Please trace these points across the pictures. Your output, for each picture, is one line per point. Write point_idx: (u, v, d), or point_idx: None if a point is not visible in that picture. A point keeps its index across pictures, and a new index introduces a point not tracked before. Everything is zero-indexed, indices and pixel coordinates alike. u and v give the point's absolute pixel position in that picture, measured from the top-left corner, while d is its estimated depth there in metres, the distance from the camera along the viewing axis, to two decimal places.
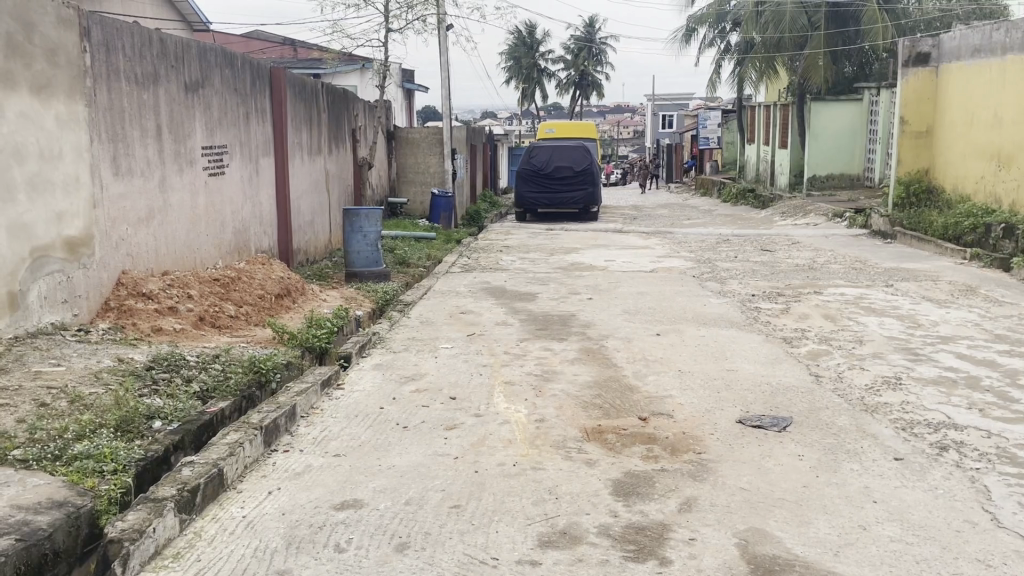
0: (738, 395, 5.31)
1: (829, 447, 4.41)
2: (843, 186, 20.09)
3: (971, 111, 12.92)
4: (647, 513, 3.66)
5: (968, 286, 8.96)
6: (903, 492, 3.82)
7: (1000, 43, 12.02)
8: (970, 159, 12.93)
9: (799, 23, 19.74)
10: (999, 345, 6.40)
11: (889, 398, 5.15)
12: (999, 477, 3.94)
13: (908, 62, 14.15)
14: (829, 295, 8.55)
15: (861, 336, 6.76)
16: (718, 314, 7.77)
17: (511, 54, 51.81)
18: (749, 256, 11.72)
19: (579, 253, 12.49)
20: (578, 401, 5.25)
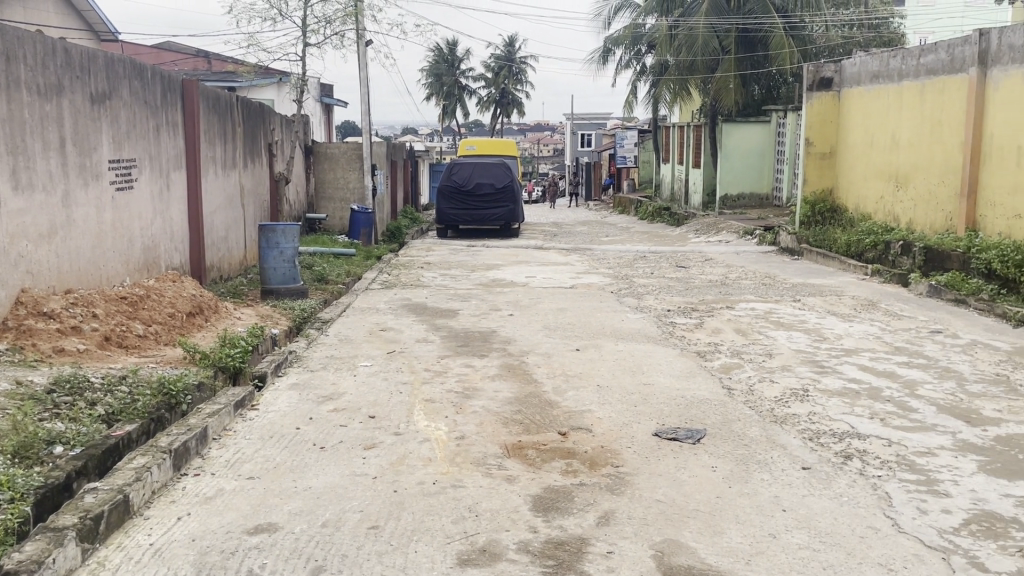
0: (656, 409, 5.41)
1: (741, 458, 4.54)
2: (753, 206, 20.75)
3: (871, 133, 13.56)
4: (566, 527, 3.69)
5: (869, 301, 9.38)
6: (811, 500, 3.96)
7: (898, 69, 12.67)
8: (869, 179, 13.60)
9: (710, 47, 20.28)
10: (898, 357, 6.72)
11: (797, 410, 5.33)
12: (899, 484, 4.12)
13: (812, 86, 14.78)
14: (740, 310, 8.82)
15: (770, 349, 7.00)
16: (635, 329, 7.90)
17: (432, 71, 51.89)
18: (665, 272, 12.02)
19: (500, 270, 12.53)
20: (498, 417, 5.26)
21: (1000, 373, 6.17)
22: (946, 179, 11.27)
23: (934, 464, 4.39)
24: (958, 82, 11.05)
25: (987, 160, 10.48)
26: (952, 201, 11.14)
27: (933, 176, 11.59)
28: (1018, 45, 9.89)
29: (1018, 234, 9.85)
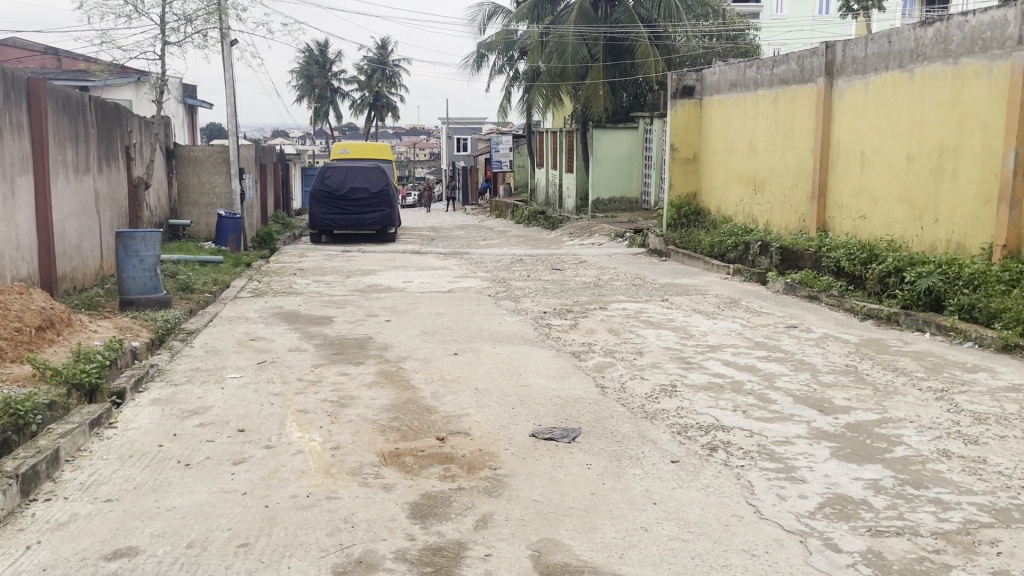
0: (533, 410, 5.48)
1: (614, 454, 4.66)
2: (623, 209, 21.42)
3: (730, 139, 14.25)
4: (444, 533, 3.68)
5: (731, 299, 9.85)
6: (679, 492, 4.11)
7: (754, 78, 13.37)
8: (730, 183, 14.29)
9: (580, 55, 20.74)
10: (758, 351, 7.09)
11: (666, 405, 5.54)
12: (760, 472, 4.34)
13: (676, 94, 15.40)
14: (613, 310, 9.07)
15: (641, 347, 7.23)
16: (512, 332, 7.98)
17: (302, 73, 50.66)
18: (541, 275, 12.22)
19: (376, 275, 12.38)
20: (374, 425, 5.19)
21: (849, 364, 6.61)
22: (799, 182, 11.98)
23: (792, 452, 4.65)
24: (809, 91, 11.76)
25: (835, 165, 11.21)
26: (805, 203, 11.86)
27: (788, 180, 12.30)
28: (860, 58, 10.63)
29: (863, 234, 10.60)
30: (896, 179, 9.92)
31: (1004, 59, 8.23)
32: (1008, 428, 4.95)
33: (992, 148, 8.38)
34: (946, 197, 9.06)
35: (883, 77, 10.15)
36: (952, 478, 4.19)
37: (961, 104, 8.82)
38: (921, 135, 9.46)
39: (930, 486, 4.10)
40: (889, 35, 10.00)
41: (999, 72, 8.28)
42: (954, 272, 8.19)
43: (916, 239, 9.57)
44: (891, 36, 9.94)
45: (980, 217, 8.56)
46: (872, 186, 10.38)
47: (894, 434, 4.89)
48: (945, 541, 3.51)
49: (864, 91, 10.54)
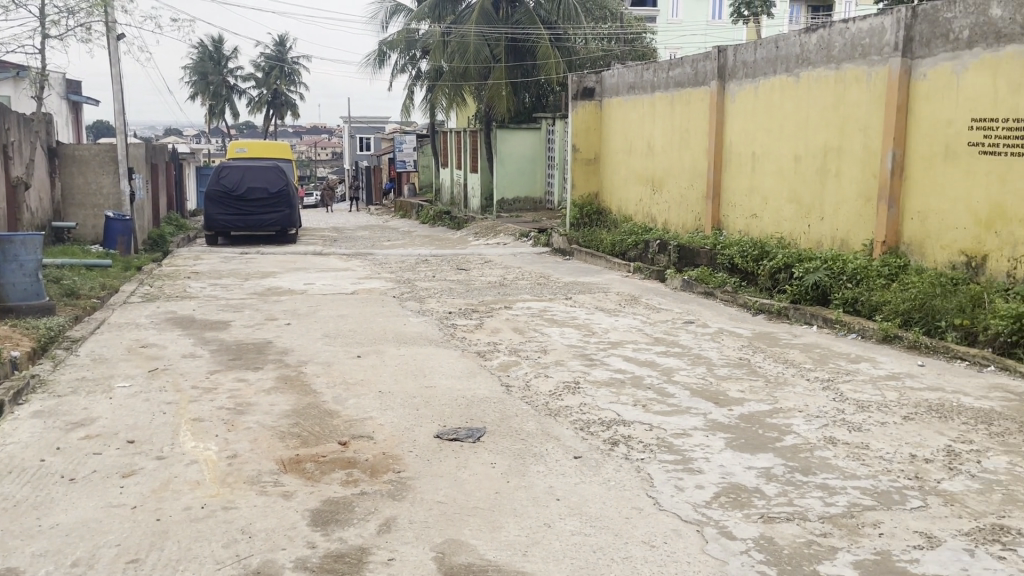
0: (437, 411, 5.45)
1: (518, 452, 4.69)
2: (528, 209, 21.54)
3: (629, 140, 14.56)
4: (346, 539, 3.62)
5: (632, 296, 10.07)
6: (582, 487, 4.17)
7: (650, 81, 13.70)
8: (630, 183, 14.60)
9: (482, 55, 20.81)
10: (658, 347, 7.27)
11: (569, 401, 5.61)
12: (660, 465, 4.45)
13: (576, 96, 15.64)
14: (517, 309, 9.13)
15: (545, 345, 7.30)
16: (417, 333, 7.93)
17: (196, 69, 48.93)
18: (445, 275, 12.18)
19: (276, 277, 12.07)
20: (273, 431, 5.06)
21: (742, 357, 6.86)
22: (695, 182, 12.36)
23: (689, 444, 4.79)
24: (702, 93, 12.13)
25: (728, 165, 11.61)
26: (700, 203, 12.23)
27: (684, 180, 12.67)
28: (749, 62, 11.03)
29: (755, 232, 11.01)
30: (785, 179, 10.35)
31: (881, 65, 8.69)
32: (888, 415, 5.24)
33: (872, 150, 8.85)
34: (831, 197, 9.51)
35: (772, 82, 10.56)
36: (837, 464, 4.40)
37: (843, 108, 9.27)
38: (807, 137, 9.90)
39: (817, 473, 4.29)
40: (777, 41, 10.41)
41: (877, 78, 8.75)
42: (838, 267, 8.61)
43: (804, 237, 10.01)
44: (778, 41, 10.36)
45: (861, 215, 9.03)
46: (763, 186, 10.79)
47: (784, 424, 5.10)
48: (832, 524, 3.68)
49: (754, 94, 10.95)
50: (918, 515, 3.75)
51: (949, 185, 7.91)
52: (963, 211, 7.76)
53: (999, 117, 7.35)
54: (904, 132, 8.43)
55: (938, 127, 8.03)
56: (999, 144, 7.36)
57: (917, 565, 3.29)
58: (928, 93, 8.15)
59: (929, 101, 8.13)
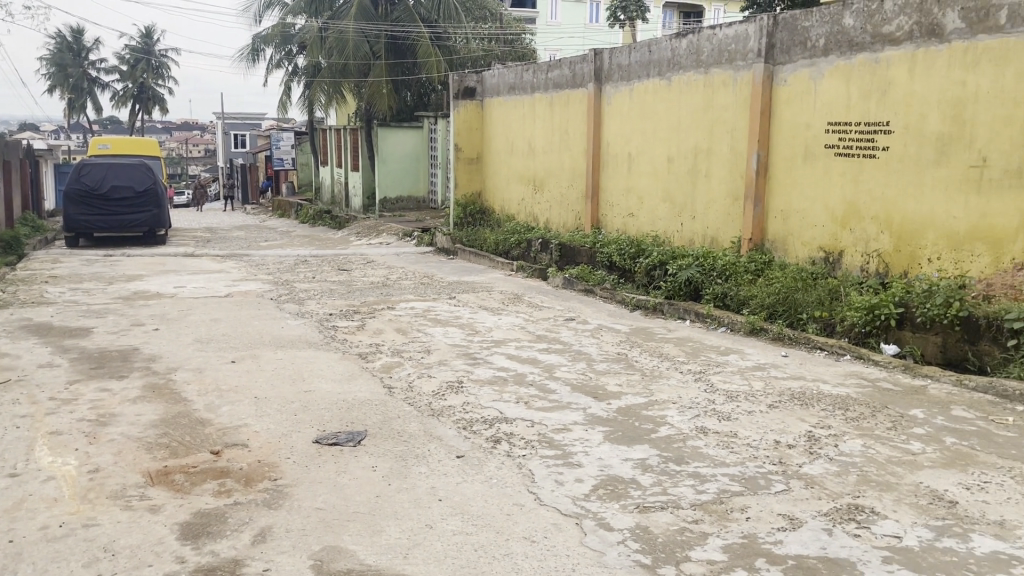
0: (316, 416, 5.33)
1: (400, 454, 4.64)
2: (410, 208, 21.39)
3: (511, 141, 14.68)
4: (218, 552, 3.48)
5: (515, 294, 10.15)
6: (464, 486, 4.17)
7: (530, 82, 13.86)
8: (512, 183, 14.73)
9: (361, 51, 20.63)
10: (540, 344, 7.36)
11: (452, 401, 5.59)
12: (541, 461, 4.50)
13: (458, 95, 15.65)
14: (400, 309, 9.04)
15: (428, 345, 7.26)
16: (295, 336, 7.72)
17: (52, 60, 45.91)
18: (326, 276, 11.91)
19: (144, 280, 11.47)
20: (139, 443, 4.80)
21: (620, 352, 7.04)
22: (575, 182, 12.60)
23: (569, 439, 4.87)
24: (581, 95, 12.37)
25: (606, 165, 11.89)
26: (580, 202, 12.48)
27: (565, 179, 12.89)
28: (624, 65, 11.33)
29: (632, 231, 11.32)
30: (660, 179, 10.69)
31: (746, 70, 9.11)
32: (755, 403, 5.49)
33: (738, 151, 9.26)
34: (702, 196, 9.88)
35: (646, 84, 10.88)
36: (708, 453, 4.58)
37: (712, 111, 9.66)
38: (680, 139, 10.26)
39: (689, 462, 4.45)
40: (650, 45, 10.73)
41: (743, 82, 9.16)
42: (709, 263, 8.96)
43: (678, 235, 10.37)
44: (651, 45, 10.68)
45: (730, 214, 9.43)
46: (639, 186, 11.11)
47: (659, 416, 5.26)
48: (703, 511, 3.83)
49: (630, 96, 11.25)
50: (782, 498, 3.95)
51: (809, 186, 8.37)
52: (822, 210, 8.24)
53: (852, 121, 7.84)
54: (768, 134, 8.86)
55: (798, 130, 8.48)
56: (853, 146, 7.85)
57: (781, 546, 3.46)
58: (789, 98, 8.60)
59: (790, 106, 8.58)
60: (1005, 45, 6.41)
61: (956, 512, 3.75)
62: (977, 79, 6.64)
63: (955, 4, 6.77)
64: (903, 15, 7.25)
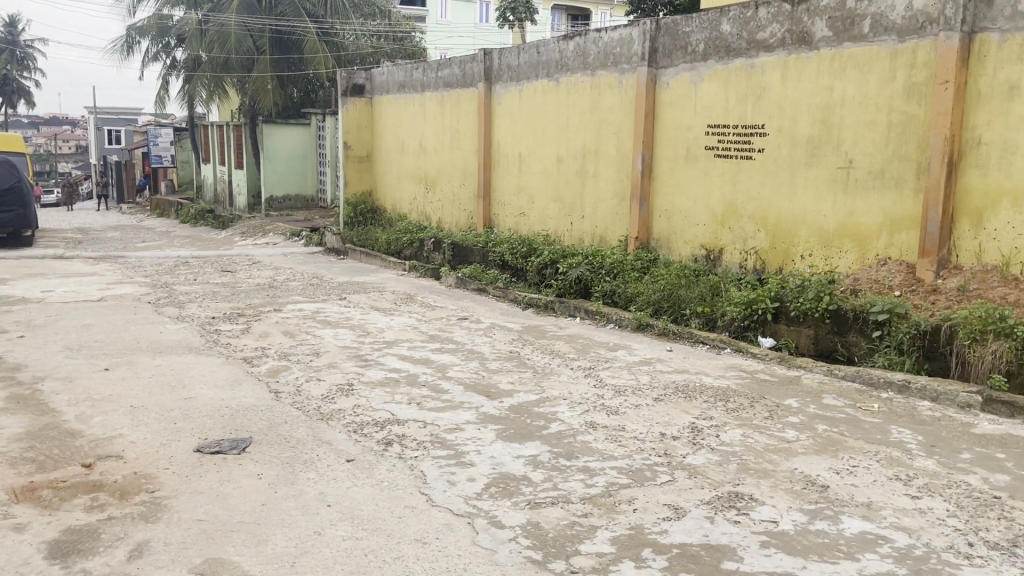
0: (197, 423, 5.12)
1: (287, 461, 4.52)
2: (298, 208, 20.90)
3: (401, 139, 14.56)
4: (90, 570, 3.29)
5: (407, 294, 10.06)
6: (354, 491, 4.10)
7: (420, 80, 13.78)
8: (403, 182, 14.60)
9: (245, 46, 19.93)
10: (432, 344, 7.31)
11: (342, 404, 5.49)
12: (433, 461, 4.47)
13: (346, 92, 15.38)
14: (287, 311, 8.82)
15: (317, 348, 7.10)
16: (176, 340, 7.39)
17: None
18: (209, 277, 11.48)
19: (8, 285, 10.74)
20: (1, 458, 4.49)
21: (512, 351, 7.09)
22: (466, 181, 12.61)
23: (462, 438, 4.86)
24: (471, 94, 12.40)
25: (496, 165, 11.95)
26: (472, 201, 12.50)
27: (456, 179, 12.89)
28: (513, 65, 11.42)
29: (523, 230, 11.43)
30: (549, 179, 10.83)
31: (631, 73, 9.35)
32: (642, 397, 5.64)
33: (624, 151, 9.50)
34: (591, 196, 10.08)
35: (535, 85, 11.00)
36: (597, 447, 4.67)
37: (599, 112, 9.86)
38: (568, 139, 10.43)
39: (579, 456, 4.53)
40: (538, 46, 10.86)
41: (627, 85, 9.40)
42: (598, 262, 9.15)
43: (568, 234, 10.53)
44: (539, 46, 10.81)
45: (618, 214, 9.66)
46: (529, 185, 11.22)
47: (550, 412, 5.32)
48: (592, 504, 3.90)
49: (519, 96, 11.35)
50: (667, 488, 4.07)
51: (691, 186, 8.66)
52: (703, 209, 8.54)
53: (730, 124, 8.16)
54: (653, 136, 9.12)
55: (680, 132, 8.77)
56: (731, 148, 8.17)
57: (666, 536, 3.56)
58: (671, 101, 8.88)
59: (673, 108, 8.86)
60: (868, 53, 6.82)
61: (828, 496, 3.96)
62: (843, 85, 7.03)
63: (822, 14, 7.15)
64: (775, 23, 7.60)
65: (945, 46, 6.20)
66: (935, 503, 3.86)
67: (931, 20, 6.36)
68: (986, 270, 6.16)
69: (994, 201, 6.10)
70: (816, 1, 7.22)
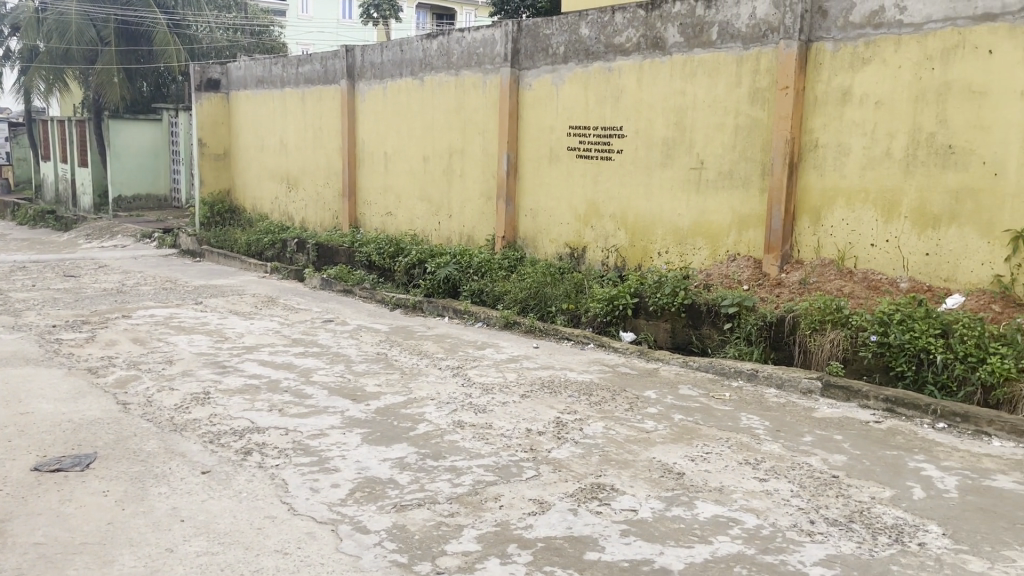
0: (35, 440, 4.75)
1: (136, 475, 4.27)
2: (150, 208, 19.88)
3: (261, 137, 14.07)
4: None
5: (269, 297, 9.74)
6: (210, 504, 3.92)
7: (280, 76, 13.37)
8: (264, 180, 14.13)
9: (87, 37, 18.89)
10: (295, 348, 7.11)
11: (197, 414, 5.24)
12: (294, 469, 4.34)
13: (200, 86, 14.65)
14: (138, 318, 8.34)
15: (170, 356, 6.75)
16: (10, 352, 6.84)
17: None
18: (50, 283, 10.70)
19: None
20: None
21: (379, 352, 7.00)
22: (331, 181, 12.35)
23: (325, 443, 4.75)
24: (333, 91, 12.14)
25: (362, 164, 11.77)
26: (337, 200, 12.25)
27: (320, 178, 12.60)
28: (376, 63, 11.26)
29: (390, 229, 11.31)
30: (415, 178, 10.77)
31: (494, 74, 9.42)
32: (509, 394, 5.70)
33: (489, 151, 9.56)
34: (457, 196, 10.09)
35: (399, 83, 10.90)
36: (464, 446, 4.68)
37: (464, 112, 9.88)
38: (433, 139, 10.39)
39: (446, 456, 4.52)
40: (402, 43, 10.76)
41: (491, 85, 9.47)
42: (465, 261, 9.17)
43: (435, 233, 10.50)
44: (402, 44, 10.72)
45: (484, 213, 9.72)
46: (396, 184, 11.12)
47: (417, 413, 5.28)
48: (458, 503, 3.90)
49: (383, 95, 11.20)
50: (532, 484, 4.12)
51: (554, 186, 8.83)
52: (567, 209, 8.72)
53: (591, 125, 8.37)
54: (517, 136, 9.23)
55: (543, 132, 8.92)
56: (592, 149, 8.38)
57: (531, 530, 3.61)
58: (533, 101, 9.01)
59: (535, 109, 9.00)
60: (717, 59, 7.16)
61: (683, 483, 4.13)
62: (694, 90, 7.35)
63: (674, 19, 7.44)
64: (631, 27, 7.84)
65: (785, 54, 6.59)
66: (780, 484, 4.10)
67: (772, 28, 6.74)
68: (824, 264, 6.60)
69: (830, 200, 6.54)
70: (668, 8, 7.50)
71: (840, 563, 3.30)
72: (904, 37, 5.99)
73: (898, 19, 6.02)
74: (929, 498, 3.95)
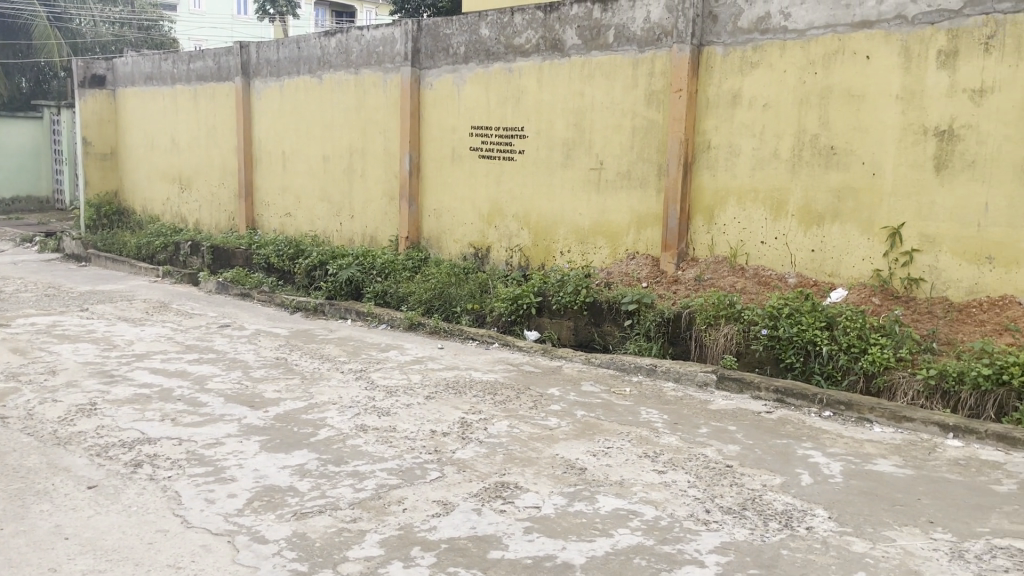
0: None
1: (15, 493, 4.03)
2: (31, 210, 18.74)
3: (151, 136, 13.52)
4: None
5: (161, 302, 9.36)
6: (97, 520, 3.74)
7: (170, 72, 12.87)
8: (155, 181, 13.57)
9: None
10: (189, 355, 6.85)
11: (83, 426, 4.99)
12: (188, 480, 4.19)
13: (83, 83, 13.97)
14: (17, 326, 7.87)
15: (53, 366, 6.40)
16: None
17: None
18: None
19: None
20: None
21: (278, 357, 6.83)
22: (227, 181, 11.98)
23: (221, 452, 4.61)
24: (227, 89, 11.78)
25: (259, 164, 11.46)
26: (233, 201, 11.89)
27: (214, 178, 12.20)
28: (273, 61, 10.99)
29: (289, 231, 11.05)
30: (315, 178, 10.56)
31: (394, 73, 9.34)
32: (413, 396, 5.65)
33: (391, 151, 9.48)
34: (358, 196, 9.96)
35: (296, 81, 10.67)
36: (367, 450, 4.62)
37: (364, 111, 9.76)
38: (333, 138, 10.22)
39: (349, 461, 4.45)
40: (298, 41, 10.53)
41: (391, 85, 9.39)
42: (368, 262, 9.06)
43: (337, 234, 10.33)
44: (299, 42, 10.50)
45: (386, 213, 9.63)
46: (295, 184, 10.88)
47: (318, 419, 5.18)
48: (360, 509, 3.84)
49: (280, 93, 10.94)
50: (435, 485, 4.10)
51: (457, 186, 8.83)
52: (470, 209, 8.73)
53: (492, 125, 8.40)
54: (418, 136, 9.18)
55: (445, 132, 8.90)
56: (494, 149, 8.41)
57: (434, 532, 3.59)
58: (434, 101, 8.98)
59: (437, 109, 8.96)
60: (613, 61, 7.30)
61: (585, 478, 4.19)
62: (592, 92, 7.48)
63: (572, 22, 7.55)
64: (530, 29, 7.92)
65: (678, 57, 6.77)
66: (678, 475, 4.22)
67: (665, 32, 6.92)
68: (717, 262, 6.83)
69: (722, 199, 6.77)
70: (566, 10, 7.60)
71: (734, 549, 3.42)
72: (789, 42, 6.26)
73: (783, 25, 6.29)
74: (817, 483, 4.14)
